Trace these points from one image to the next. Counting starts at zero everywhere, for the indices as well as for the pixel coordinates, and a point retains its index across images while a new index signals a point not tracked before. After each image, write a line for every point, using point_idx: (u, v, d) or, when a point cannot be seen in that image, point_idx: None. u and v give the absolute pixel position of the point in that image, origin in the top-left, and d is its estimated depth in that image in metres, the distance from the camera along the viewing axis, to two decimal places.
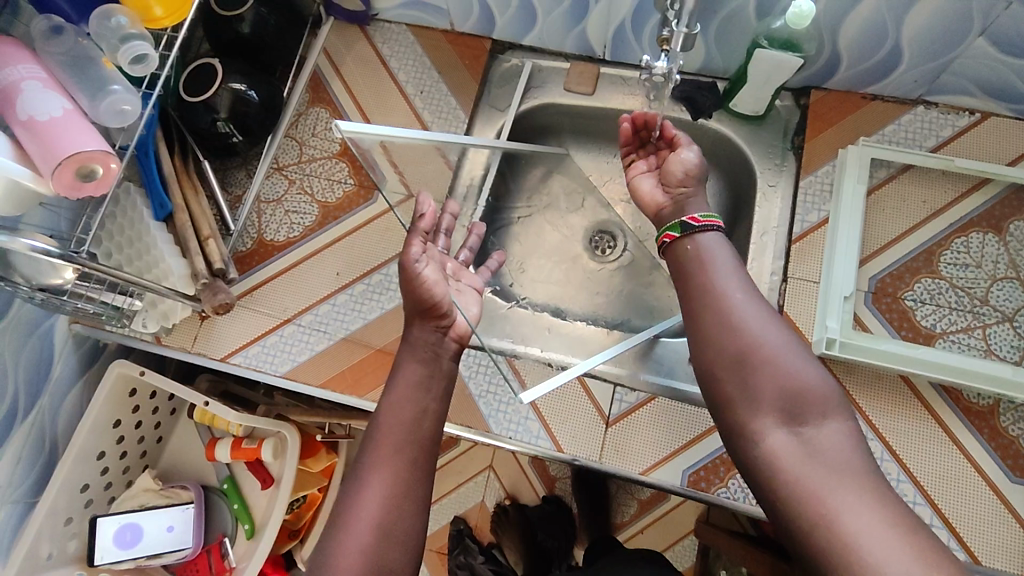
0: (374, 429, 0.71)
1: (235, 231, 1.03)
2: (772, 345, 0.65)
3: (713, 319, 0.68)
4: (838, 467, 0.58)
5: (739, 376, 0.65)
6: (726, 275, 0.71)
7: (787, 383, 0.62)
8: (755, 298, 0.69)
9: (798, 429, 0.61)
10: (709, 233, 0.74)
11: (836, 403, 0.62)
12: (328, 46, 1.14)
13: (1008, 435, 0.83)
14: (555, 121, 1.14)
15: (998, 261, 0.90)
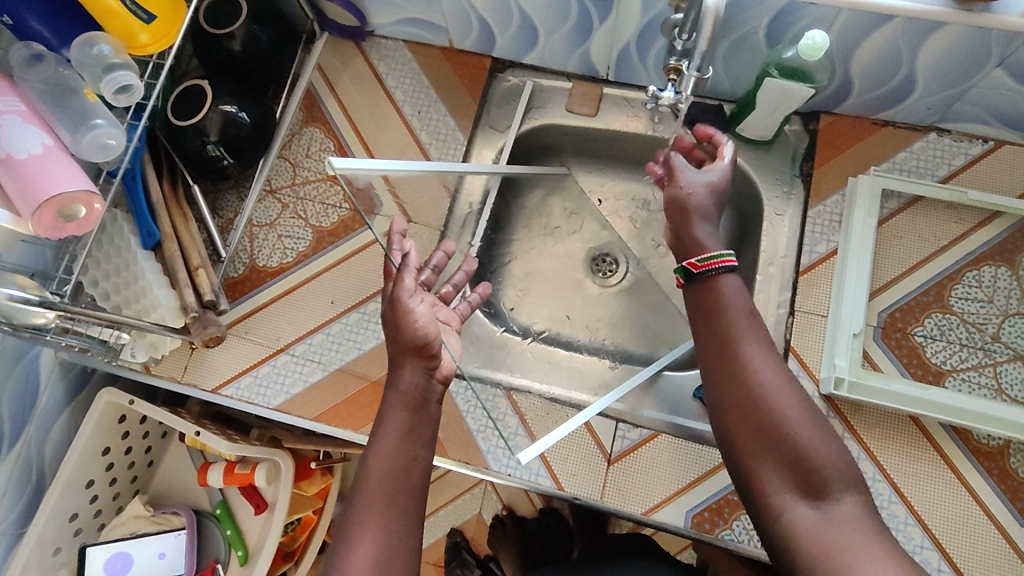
0: (361, 477, 0.64)
1: (226, 257, 1.01)
2: (788, 409, 0.62)
3: (735, 384, 0.64)
4: (861, 536, 0.56)
5: (761, 445, 0.62)
6: (747, 332, 0.66)
7: (803, 451, 0.60)
8: (773, 358, 0.65)
9: (817, 500, 0.59)
10: (730, 277, 0.69)
11: (851, 474, 0.60)
12: (322, 62, 1.10)
13: (1017, 477, 0.81)
14: (556, 142, 1.10)
15: (1010, 296, 0.87)
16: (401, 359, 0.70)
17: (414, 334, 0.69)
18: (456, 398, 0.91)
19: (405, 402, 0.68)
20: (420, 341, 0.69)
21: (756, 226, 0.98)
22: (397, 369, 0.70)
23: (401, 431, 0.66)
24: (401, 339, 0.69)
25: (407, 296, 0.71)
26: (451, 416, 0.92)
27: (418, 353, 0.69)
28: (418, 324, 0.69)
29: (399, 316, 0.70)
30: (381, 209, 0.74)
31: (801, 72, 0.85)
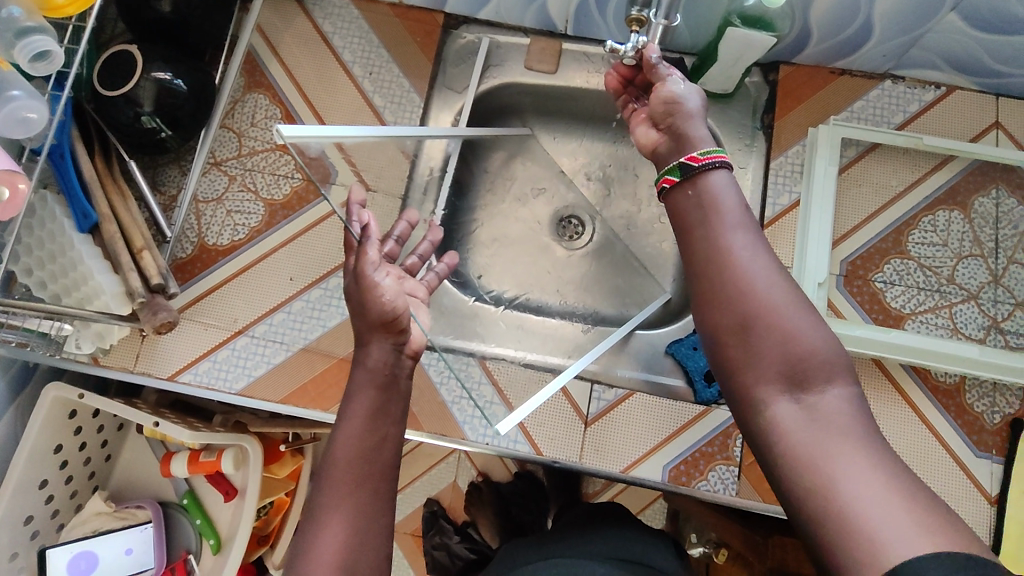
0: (328, 456, 0.60)
1: (171, 237, 0.95)
2: (775, 297, 0.52)
3: (712, 277, 0.55)
4: (847, 433, 0.47)
5: (739, 339, 0.52)
6: (729, 221, 0.56)
7: (790, 342, 0.50)
8: (761, 249, 0.55)
9: (804, 398, 0.49)
10: (722, 172, 0.59)
11: (842, 366, 0.50)
12: (262, 23, 1.03)
13: (972, 411, 0.84)
14: (517, 101, 1.07)
15: (963, 239, 0.89)
16: (368, 335, 0.65)
17: (382, 310, 0.64)
18: (429, 369, 0.85)
19: (375, 378, 0.63)
20: (389, 318, 0.65)
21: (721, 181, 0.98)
22: (363, 346, 0.65)
23: (370, 409, 0.61)
24: (369, 314, 0.64)
25: (372, 267, 0.66)
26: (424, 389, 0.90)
27: (387, 329, 0.65)
28: (386, 298, 0.65)
29: (364, 291, 0.65)
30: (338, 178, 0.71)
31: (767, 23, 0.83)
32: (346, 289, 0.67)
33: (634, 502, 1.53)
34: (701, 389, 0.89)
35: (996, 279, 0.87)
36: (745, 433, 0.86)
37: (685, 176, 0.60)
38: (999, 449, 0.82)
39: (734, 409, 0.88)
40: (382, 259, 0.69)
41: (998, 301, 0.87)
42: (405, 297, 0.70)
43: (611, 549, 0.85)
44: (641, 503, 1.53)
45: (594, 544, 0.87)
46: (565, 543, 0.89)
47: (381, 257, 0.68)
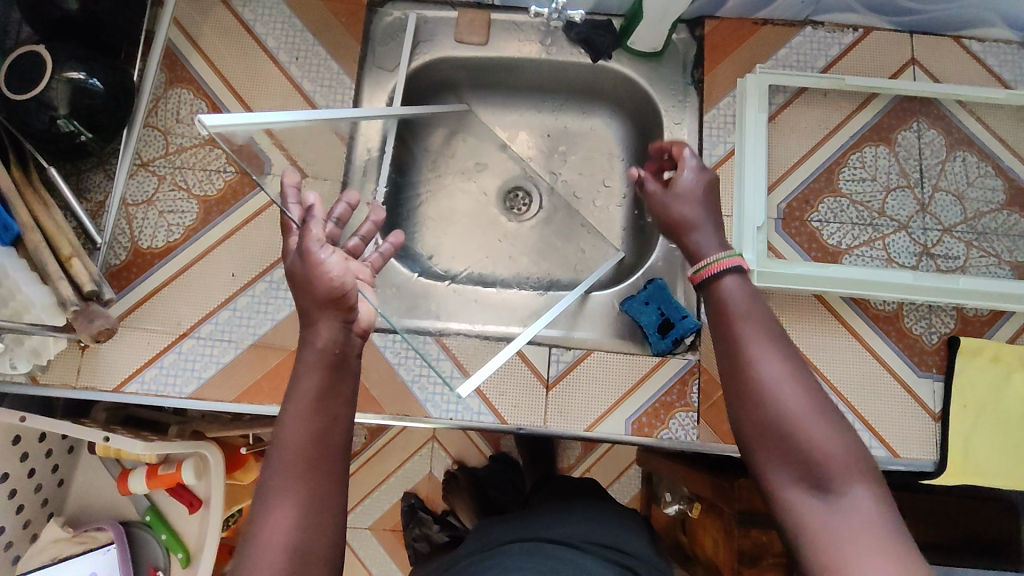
0: (277, 439, 0.58)
1: (102, 243, 0.91)
2: (794, 402, 0.53)
3: (737, 388, 0.56)
4: (869, 535, 0.48)
5: (766, 443, 0.53)
6: (751, 332, 0.57)
7: (811, 447, 0.52)
8: (783, 351, 0.56)
9: (827, 496, 0.51)
10: (734, 274, 0.60)
11: (864, 469, 0.51)
12: (178, 15, 0.99)
13: (912, 334, 0.87)
14: (451, 76, 1.06)
15: (890, 172, 0.93)
16: (316, 314, 0.63)
17: (329, 287, 0.63)
18: (385, 352, 0.89)
19: (322, 358, 0.61)
20: (336, 292, 0.63)
21: (658, 139, 1.01)
22: (311, 323, 0.63)
23: (318, 390, 0.59)
24: (315, 288, 0.63)
25: (317, 248, 0.66)
26: (382, 371, 0.89)
27: (333, 303, 0.62)
28: (332, 274, 0.64)
29: (309, 270, 0.63)
30: (272, 166, 0.69)
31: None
32: (291, 263, 0.66)
33: (602, 478, 1.59)
34: (655, 340, 0.90)
35: (924, 208, 0.91)
36: (701, 379, 0.88)
37: (701, 285, 0.61)
38: (939, 367, 0.86)
39: (689, 356, 0.89)
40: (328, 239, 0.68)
41: (927, 229, 0.90)
42: (353, 272, 0.69)
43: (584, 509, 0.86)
44: (613, 475, 1.58)
45: (575, 522, 0.87)
46: (541, 518, 0.89)
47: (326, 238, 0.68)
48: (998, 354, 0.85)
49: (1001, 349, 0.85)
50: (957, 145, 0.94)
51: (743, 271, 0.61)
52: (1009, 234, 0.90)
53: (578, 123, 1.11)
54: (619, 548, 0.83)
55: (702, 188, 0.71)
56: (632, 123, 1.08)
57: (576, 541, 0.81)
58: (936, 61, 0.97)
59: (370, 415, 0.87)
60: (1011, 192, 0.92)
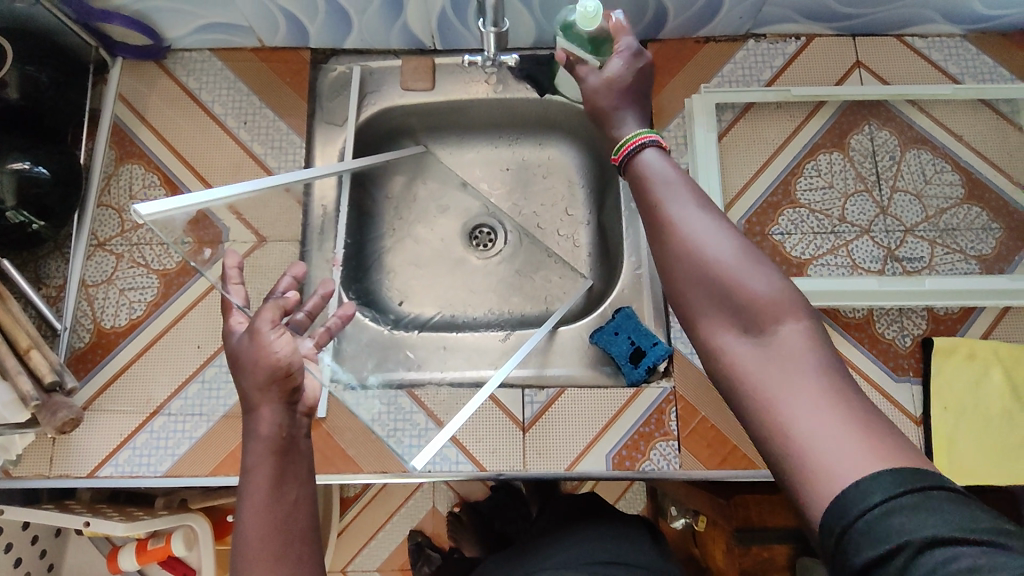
0: (239, 540, 0.57)
1: (64, 328, 0.90)
2: (717, 247, 0.50)
3: (659, 249, 0.53)
4: (802, 370, 0.44)
5: (693, 295, 0.50)
6: (668, 192, 0.54)
7: (737, 287, 0.48)
8: (704, 205, 0.53)
9: (759, 335, 0.47)
10: (652, 151, 0.59)
11: (796, 303, 0.48)
12: (124, 91, 1.00)
13: (885, 339, 0.86)
14: (403, 122, 1.05)
15: (847, 177, 0.92)
16: (256, 399, 0.62)
17: (273, 364, 0.63)
18: (356, 409, 0.85)
19: (269, 445, 0.60)
20: (280, 373, 0.63)
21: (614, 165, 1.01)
22: (252, 411, 0.62)
23: (272, 478, 0.58)
24: (257, 373, 0.63)
25: (266, 329, 0.66)
26: (357, 430, 0.88)
27: (278, 386, 0.63)
28: (280, 354, 0.64)
29: (252, 351, 0.64)
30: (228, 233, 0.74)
31: (597, 41, 0.81)
32: (234, 350, 0.66)
33: (608, 494, 1.54)
34: (628, 370, 0.89)
35: (883, 210, 0.91)
36: (678, 407, 0.87)
37: (622, 164, 0.60)
38: (915, 370, 0.86)
39: (663, 384, 0.88)
40: (279, 319, 0.69)
41: (890, 231, 0.90)
42: (299, 349, 0.70)
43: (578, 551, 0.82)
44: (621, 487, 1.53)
45: (569, 544, 0.85)
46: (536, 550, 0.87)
47: (277, 316, 0.69)
48: (973, 350, 0.84)
49: (975, 345, 0.84)
50: (910, 143, 0.93)
51: (664, 149, 0.60)
52: (972, 228, 0.89)
53: (535, 154, 1.11)
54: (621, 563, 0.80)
55: (631, 77, 0.76)
56: (588, 151, 1.07)
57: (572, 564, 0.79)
58: (881, 62, 0.96)
59: (346, 475, 0.86)
60: (969, 186, 0.91)
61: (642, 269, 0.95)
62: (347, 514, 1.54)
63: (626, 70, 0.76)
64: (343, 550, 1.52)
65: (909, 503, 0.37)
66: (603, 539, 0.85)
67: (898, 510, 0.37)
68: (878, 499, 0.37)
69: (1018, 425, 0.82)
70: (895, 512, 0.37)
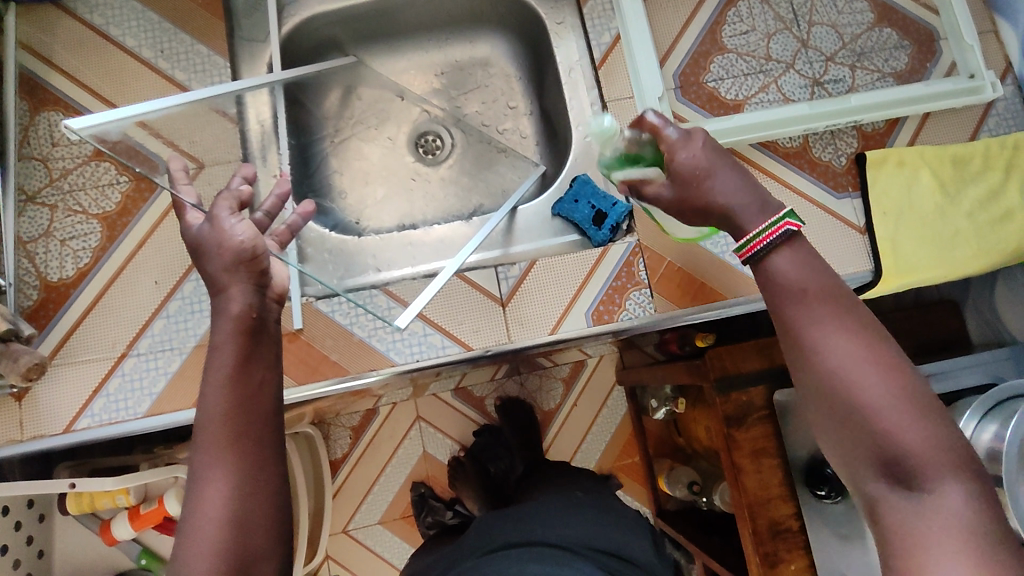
0: (200, 414, 0.56)
1: (8, 286, 0.86)
2: (871, 389, 0.51)
3: (805, 375, 0.54)
4: (951, 530, 0.47)
5: (841, 432, 0.52)
6: (813, 314, 0.54)
7: (893, 445, 0.50)
8: (854, 333, 0.53)
9: (915, 494, 0.49)
10: (782, 251, 0.56)
11: (953, 460, 0.49)
12: (24, 38, 0.94)
13: (822, 162, 0.91)
14: (329, 34, 1.03)
15: (767, 19, 0.96)
16: (225, 281, 0.61)
17: (237, 246, 0.62)
18: (335, 316, 0.87)
19: (240, 324, 0.60)
20: (246, 256, 0.62)
21: (547, 44, 1.01)
22: (222, 292, 0.61)
23: (238, 357, 0.58)
24: (223, 256, 0.62)
25: (224, 216, 0.66)
26: (337, 335, 0.87)
27: (246, 266, 0.62)
28: (242, 237, 0.63)
29: (213, 238, 0.64)
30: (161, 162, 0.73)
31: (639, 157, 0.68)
32: (196, 239, 0.65)
33: (585, 417, 1.53)
34: (593, 233, 0.92)
35: (805, 44, 0.95)
36: (646, 257, 0.90)
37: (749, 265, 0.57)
38: (853, 185, 0.91)
39: (628, 239, 0.91)
40: (236, 210, 0.68)
41: (813, 63, 0.94)
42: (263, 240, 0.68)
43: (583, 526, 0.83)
44: (596, 407, 1.54)
45: (571, 521, 0.84)
46: (539, 514, 0.87)
47: (236, 207, 0.69)
48: (901, 157, 0.90)
49: (903, 153, 0.90)
50: None
51: (790, 241, 0.57)
52: (885, 48, 0.95)
53: (467, 53, 1.10)
54: (623, 556, 0.80)
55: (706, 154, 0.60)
56: (518, 39, 1.08)
57: (571, 545, 0.79)
58: None
59: (334, 379, 0.86)
60: (878, 10, 0.96)
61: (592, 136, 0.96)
62: (340, 475, 1.45)
63: (694, 153, 0.60)
64: (342, 510, 1.44)
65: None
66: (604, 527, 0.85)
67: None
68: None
69: (948, 218, 0.88)
70: None
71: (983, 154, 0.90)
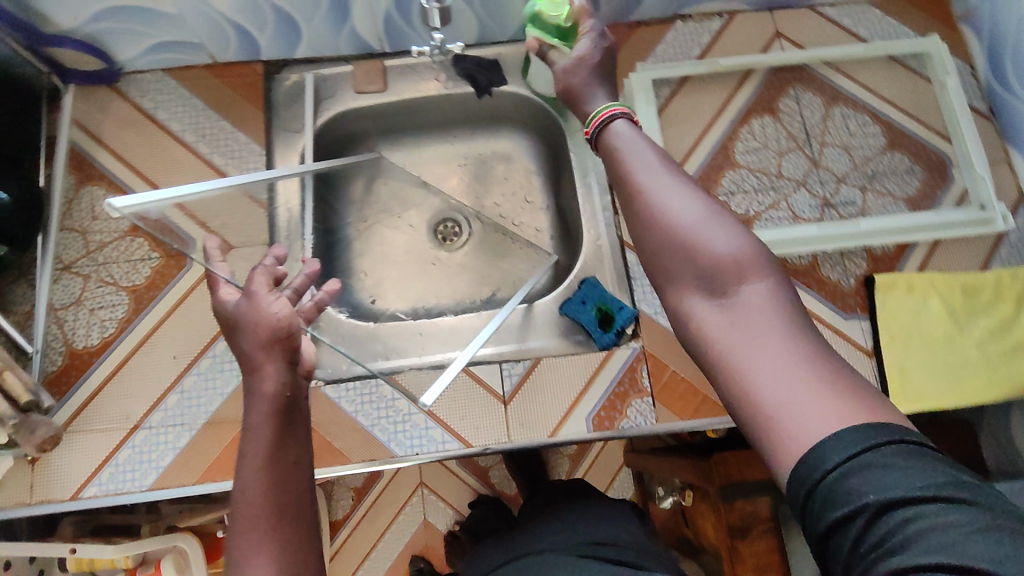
0: (237, 497, 0.54)
1: (36, 352, 0.91)
2: (686, 213, 0.52)
3: (629, 204, 0.56)
4: (766, 334, 0.46)
5: (662, 252, 0.52)
6: (642, 162, 0.58)
7: (700, 245, 0.51)
8: (676, 177, 0.56)
9: (724, 300, 0.49)
10: (622, 123, 0.64)
11: (759, 259, 0.50)
12: (78, 116, 1.01)
13: (830, 281, 0.92)
14: (359, 126, 1.08)
15: (779, 138, 0.98)
16: (260, 357, 0.60)
17: (273, 323, 0.62)
18: (341, 402, 0.90)
19: (274, 405, 0.58)
20: (283, 333, 0.62)
21: (565, 147, 1.06)
22: (254, 371, 0.60)
23: (274, 438, 0.56)
24: (259, 332, 0.61)
25: (262, 293, 0.66)
26: (341, 421, 0.89)
27: (282, 344, 0.61)
28: (280, 313, 0.63)
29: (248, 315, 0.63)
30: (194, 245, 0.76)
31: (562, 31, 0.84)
32: (232, 314, 0.65)
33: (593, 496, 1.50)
34: (599, 336, 0.93)
35: (816, 164, 0.97)
36: (649, 364, 0.91)
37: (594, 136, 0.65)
38: (862, 307, 0.92)
39: (633, 344, 0.92)
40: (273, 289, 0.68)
41: (824, 182, 0.96)
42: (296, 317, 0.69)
43: (572, 535, 0.81)
44: (608, 479, 1.51)
45: None
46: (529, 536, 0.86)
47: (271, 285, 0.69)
48: (911, 282, 0.90)
49: (912, 278, 0.91)
50: (834, 102, 1.00)
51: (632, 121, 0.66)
52: (896, 172, 0.97)
53: (490, 146, 1.14)
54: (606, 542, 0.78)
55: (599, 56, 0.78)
56: (540, 138, 1.12)
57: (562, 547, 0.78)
58: (799, 31, 1.03)
59: (337, 467, 0.88)
60: (889, 135, 0.99)
61: (602, 240, 0.99)
62: (339, 536, 1.45)
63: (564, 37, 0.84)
64: None
65: (873, 460, 0.38)
66: (597, 523, 0.84)
67: (859, 467, 0.38)
68: (839, 457, 0.39)
69: (958, 347, 0.88)
70: (853, 472, 0.38)
71: (994, 285, 0.90)
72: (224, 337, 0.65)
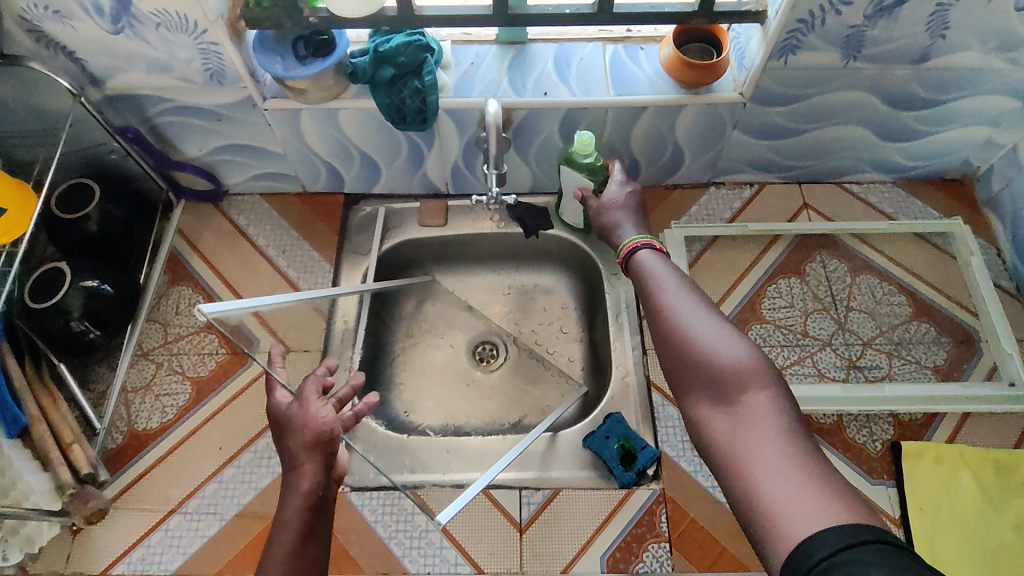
0: None
1: (101, 429, 1.00)
2: (702, 333, 0.69)
3: (658, 328, 0.73)
4: (760, 434, 0.59)
5: (683, 365, 0.68)
6: (670, 293, 0.75)
7: (712, 366, 0.65)
8: (696, 306, 0.73)
9: (730, 406, 0.63)
10: (654, 262, 0.82)
11: (760, 372, 0.63)
12: (182, 227, 1.17)
13: (857, 443, 0.93)
14: (419, 254, 1.20)
15: (805, 299, 1.04)
16: (302, 456, 0.66)
17: (320, 428, 0.68)
18: (363, 510, 0.94)
19: (306, 501, 0.65)
20: (325, 438, 0.68)
21: (602, 289, 1.14)
22: (295, 468, 0.66)
23: (298, 535, 0.62)
24: (305, 434, 0.67)
25: (312, 399, 0.71)
26: (361, 529, 0.92)
27: (322, 447, 0.67)
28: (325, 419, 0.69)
29: (292, 418, 0.69)
30: (259, 343, 0.84)
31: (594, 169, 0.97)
32: (282, 417, 0.70)
33: None
34: (620, 473, 0.94)
35: (842, 327, 1.02)
36: (668, 508, 0.92)
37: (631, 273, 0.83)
38: (889, 473, 0.90)
39: (653, 487, 0.94)
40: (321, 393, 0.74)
41: (849, 344, 1.00)
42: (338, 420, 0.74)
43: None
44: None
45: None
46: None
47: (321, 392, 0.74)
48: (939, 453, 0.90)
49: (941, 449, 0.90)
50: (859, 270, 1.07)
51: (660, 254, 0.84)
52: (924, 342, 1.00)
53: (533, 280, 1.24)
54: None
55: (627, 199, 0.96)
56: (579, 277, 1.21)
57: None
58: (825, 204, 1.12)
59: None
60: (916, 306, 1.03)
61: (630, 377, 1.03)
62: None
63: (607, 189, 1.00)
64: None
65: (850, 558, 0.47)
66: None
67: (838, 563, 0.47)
68: (821, 554, 0.49)
69: (992, 528, 0.85)
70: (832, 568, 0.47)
71: None
72: (273, 436, 0.70)
